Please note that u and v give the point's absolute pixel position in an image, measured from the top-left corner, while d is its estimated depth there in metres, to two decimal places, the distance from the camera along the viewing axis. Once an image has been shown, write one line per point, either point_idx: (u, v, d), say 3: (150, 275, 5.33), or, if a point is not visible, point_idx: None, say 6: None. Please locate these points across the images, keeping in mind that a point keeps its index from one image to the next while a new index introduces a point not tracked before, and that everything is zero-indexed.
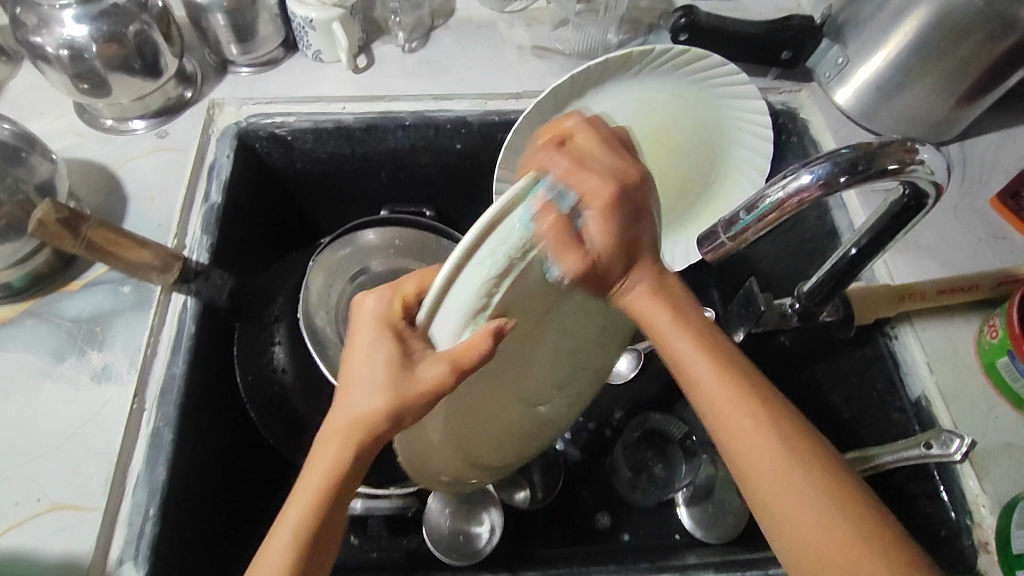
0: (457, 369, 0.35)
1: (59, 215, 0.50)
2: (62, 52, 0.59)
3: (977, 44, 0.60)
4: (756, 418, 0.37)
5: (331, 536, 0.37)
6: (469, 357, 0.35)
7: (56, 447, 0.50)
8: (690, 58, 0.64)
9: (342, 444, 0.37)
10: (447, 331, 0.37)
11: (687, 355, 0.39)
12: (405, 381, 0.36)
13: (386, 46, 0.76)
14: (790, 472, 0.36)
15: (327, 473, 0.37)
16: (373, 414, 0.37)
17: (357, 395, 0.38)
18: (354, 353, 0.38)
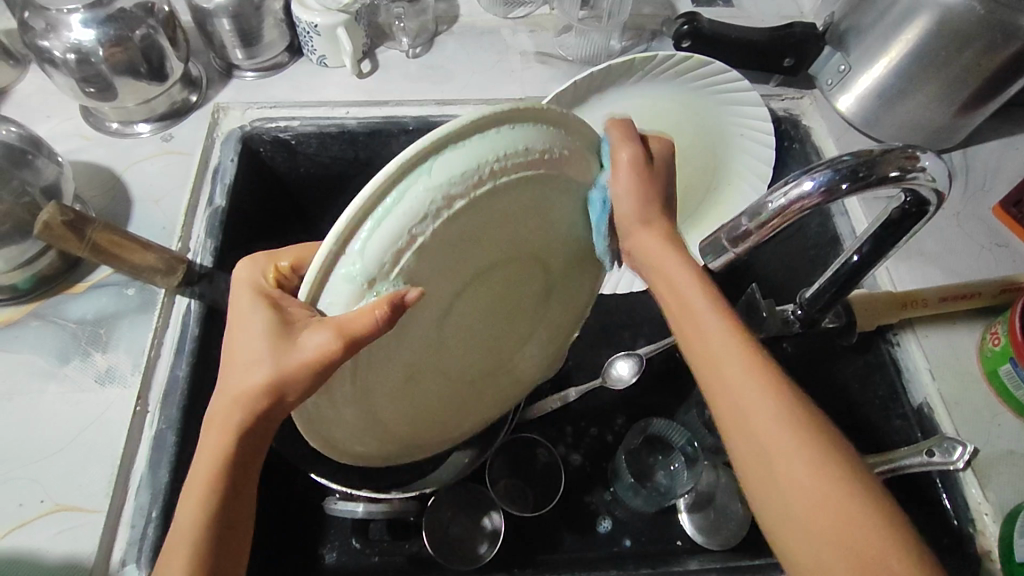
0: (343, 340, 0.33)
1: (65, 217, 0.50)
2: (69, 56, 0.60)
3: (978, 53, 0.60)
4: (770, 394, 0.38)
5: (232, 537, 0.37)
6: (358, 326, 0.33)
7: (60, 449, 0.50)
8: (693, 65, 0.63)
9: (225, 428, 0.37)
10: (338, 299, 0.35)
11: (703, 320, 0.41)
12: (288, 352, 0.35)
13: (390, 51, 0.76)
14: (794, 446, 0.37)
15: (227, 435, 0.37)
16: (258, 387, 0.36)
17: (234, 370, 0.37)
18: (238, 323, 0.38)
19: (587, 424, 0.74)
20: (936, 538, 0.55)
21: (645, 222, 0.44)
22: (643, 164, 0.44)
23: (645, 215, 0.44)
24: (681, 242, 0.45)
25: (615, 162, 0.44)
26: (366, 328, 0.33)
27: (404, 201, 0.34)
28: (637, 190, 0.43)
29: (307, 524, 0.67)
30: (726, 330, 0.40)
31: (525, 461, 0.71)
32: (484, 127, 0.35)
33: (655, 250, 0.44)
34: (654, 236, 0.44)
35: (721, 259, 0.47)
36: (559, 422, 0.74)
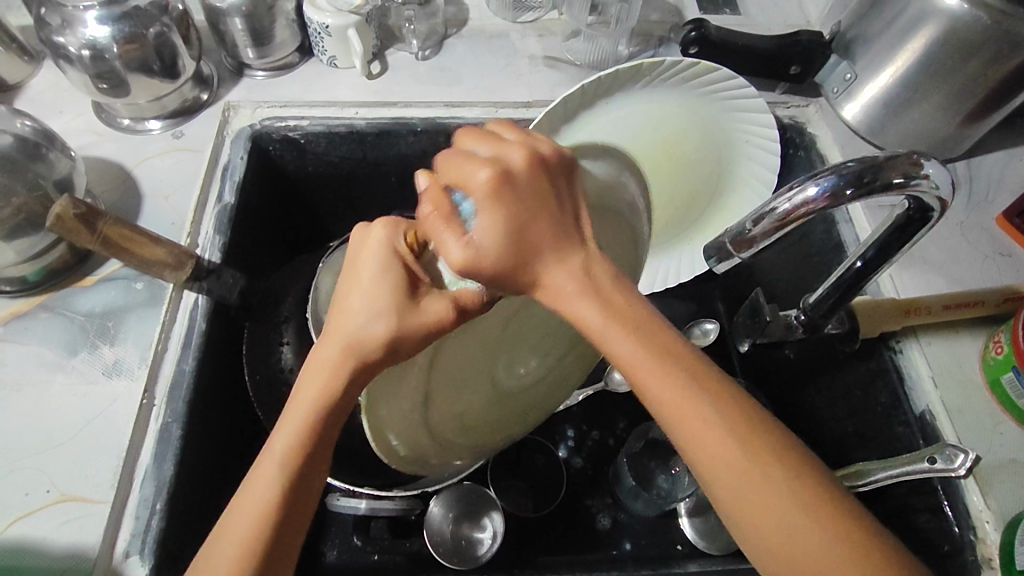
0: (457, 310, 0.37)
1: (77, 210, 0.50)
2: (83, 52, 0.60)
3: (983, 64, 0.60)
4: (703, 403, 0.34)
5: (310, 487, 0.37)
6: (473, 302, 0.37)
7: (66, 440, 0.51)
8: (700, 71, 0.64)
9: (334, 370, 0.36)
10: (449, 267, 0.38)
11: (618, 346, 0.34)
12: (409, 315, 0.36)
13: (400, 53, 0.77)
14: (766, 468, 0.34)
15: (322, 390, 0.36)
16: (373, 344, 0.37)
17: (352, 319, 0.37)
18: (362, 275, 0.37)
19: (589, 427, 0.75)
20: (936, 545, 0.55)
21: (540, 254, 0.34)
22: (537, 178, 0.35)
23: (530, 240, 0.34)
24: (591, 255, 0.36)
25: (429, 195, 0.35)
26: (477, 301, 0.37)
27: None
28: (500, 225, 0.34)
29: (308, 521, 0.67)
30: (664, 367, 0.34)
31: (527, 460, 0.71)
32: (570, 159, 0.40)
33: (567, 286, 0.35)
34: (555, 266, 0.35)
35: (727, 264, 0.47)
36: (561, 425, 0.74)
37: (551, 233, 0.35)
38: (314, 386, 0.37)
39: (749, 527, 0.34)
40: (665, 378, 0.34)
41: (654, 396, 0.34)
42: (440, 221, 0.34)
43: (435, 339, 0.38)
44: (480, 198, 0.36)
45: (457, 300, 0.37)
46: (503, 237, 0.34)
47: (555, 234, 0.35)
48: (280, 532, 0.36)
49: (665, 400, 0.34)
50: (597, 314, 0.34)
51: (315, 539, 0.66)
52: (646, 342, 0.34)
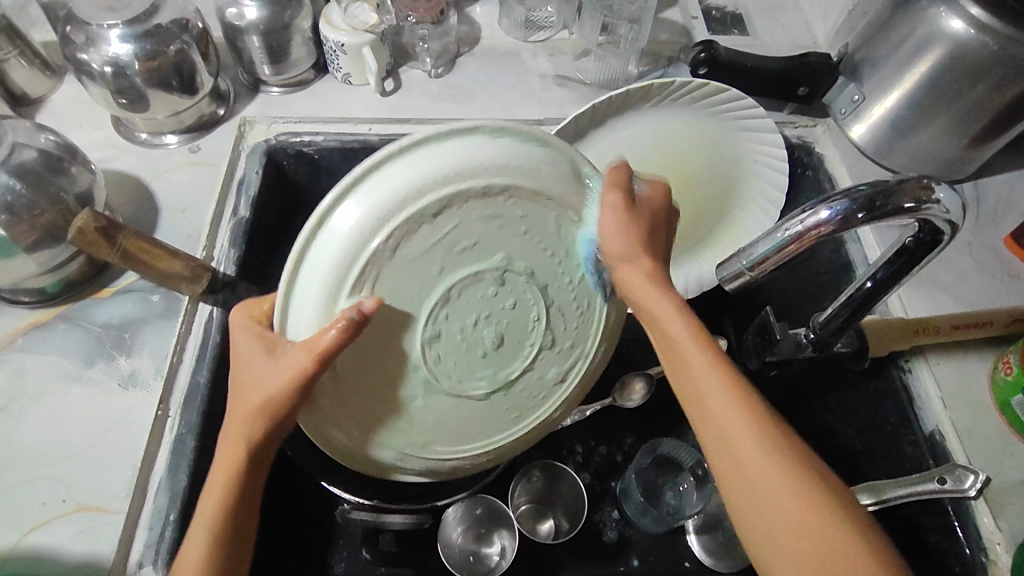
0: (314, 356, 0.38)
1: (97, 224, 0.52)
2: (106, 69, 0.62)
3: (990, 88, 0.61)
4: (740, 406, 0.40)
5: (240, 543, 0.41)
6: (323, 343, 0.38)
7: (82, 450, 0.51)
8: (710, 92, 0.65)
9: (231, 444, 0.41)
10: (302, 328, 0.40)
11: (682, 343, 0.43)
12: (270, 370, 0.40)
13: (413, 71, 0.78)
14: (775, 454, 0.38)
15: (229, 468, 0.41)
16: (255, 403, 0.40)
17: (238, 398, 0.41)
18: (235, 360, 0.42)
19: (597, 442, 0.75)
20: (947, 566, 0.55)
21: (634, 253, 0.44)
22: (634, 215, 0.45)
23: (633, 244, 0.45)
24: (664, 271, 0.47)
25: (602, 204, 0.44)
26: (329, 343, 0.38)
27: (349, 227, 0.39)
28: (625, 234, 0.44)
29: (316, 533, 0.67)
30: (711, 358, 0.42)
31: (552, 485, 0.70)
32: (438, 137, 0.39)
33: (634, 279, 0.45)
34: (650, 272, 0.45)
35: (738, 282, 0.48)
36: (569, 440, 0.75)
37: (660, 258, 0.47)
38: (232, 439, 0.41)
39: (743, 501, 0.38)
40: (715, 376, 0.41)
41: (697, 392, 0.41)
42: (609, 207, 0.44)
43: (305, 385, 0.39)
44: (337, 202, 0.39)
45: (313, 343, 0.38)
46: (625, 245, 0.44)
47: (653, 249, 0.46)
48: (223, 548, 0.40)
49: (700, 388, 0.41)
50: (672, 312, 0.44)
51: (323, 551, 0.66)
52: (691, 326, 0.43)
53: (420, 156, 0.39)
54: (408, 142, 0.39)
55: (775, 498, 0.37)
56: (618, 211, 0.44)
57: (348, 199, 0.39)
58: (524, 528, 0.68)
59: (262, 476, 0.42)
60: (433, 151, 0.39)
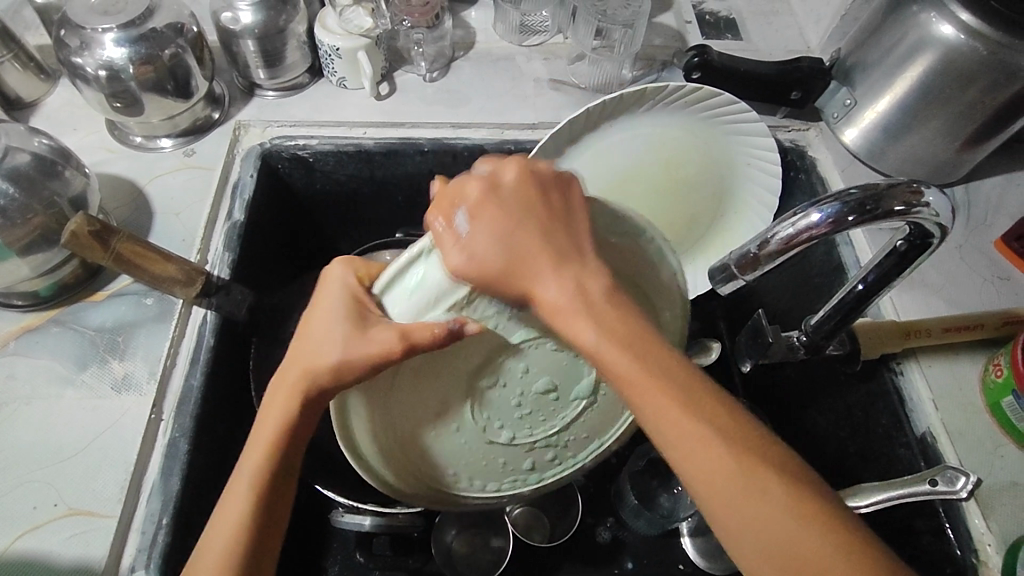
0: (405, 342, 0.40)
1: (92, 227, 0.52)
2: (100, 72, 0.62)
3: (981, 92, 0.62)
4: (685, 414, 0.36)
5: (280, 506, 0.42)
6: (419, 334, 0.40)
7: (75, 454, 0.51)
8: (704, 95, 0.65)
9: (283, 403, 0.42)
10: (402, 311, 0.42)
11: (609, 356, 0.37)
12: (358, 341, 0.41)
13: (408, 75, 0.78)
14: (760, 486, 0.34)
15: (277, 428, 0.42)
16: (328, 365, 0.41)
17: (306, 347, 0.43)
18: (317, 312, 0.43)
19: None
20: (938, 567, 0.55)
21: (529, 276, 0.39)
22: (496, 216, 0.40)
23: (521, 261, 0.39)
24: (586, 273, 0.39)
25: (441, 249, 0.40)
26: (424, 337, 0.40)
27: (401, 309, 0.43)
28: (486, 243, 0.39)
29: (310, 536, 0.67)
30: (647, 374, 0.36)
31: (547, 487, 0.70)
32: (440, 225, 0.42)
33: (553, 297, 0.39)
34: (552, 282, 0.39)
35: (729, 285, 0.48)
36: None
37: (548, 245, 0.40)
38: (286, 393, 0.43)
39: (714, 505, 0.35)
40: (653, 386, 0.36)
41: (640, 403, 0.37)
42: (444, 242, 0.40)
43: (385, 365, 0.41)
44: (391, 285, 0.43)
45: (412, 332, 0.40)
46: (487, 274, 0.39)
47: (547, 245, 0.40)
48: (262, 509, 0.41)
49: (663, 431, 0.36)
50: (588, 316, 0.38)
51: (317, 555, 0.66)
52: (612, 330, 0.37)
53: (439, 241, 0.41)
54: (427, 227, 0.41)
55: (766, 532, 0.34)
56: (453, 258, 0.39)
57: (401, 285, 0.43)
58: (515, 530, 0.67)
59: (303, 442, 0.44)
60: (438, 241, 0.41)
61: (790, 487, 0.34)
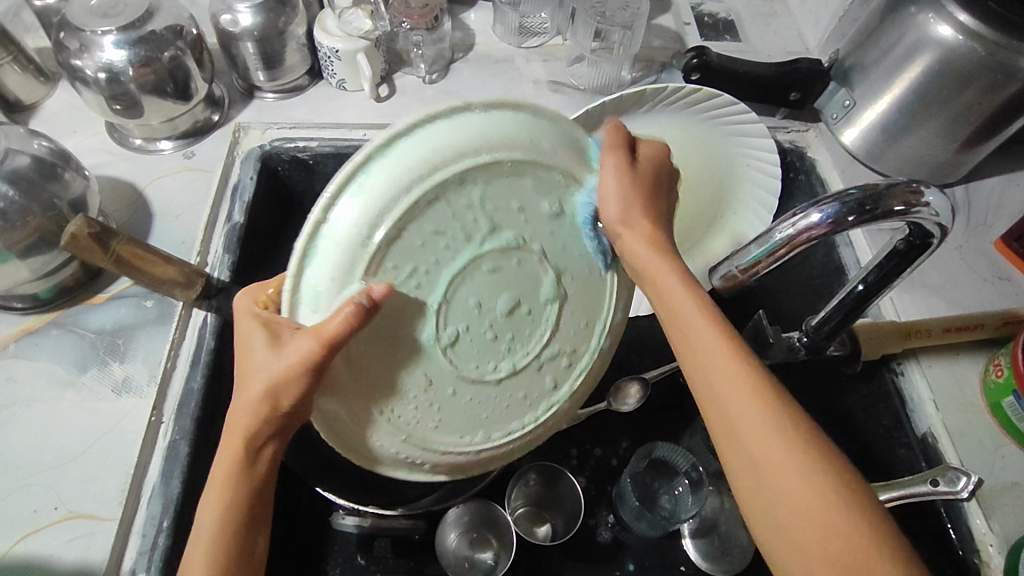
0: (321, 344, 0.36)
1: (91, 229, 0.51)
2: (100, 75, 0.62)
3: (979, 93, 0.62)
4: (763, 401, 0.38)
5: (253, 536, 0.41)
6: (333, 327, 0.35)
7: (75, 457, 0.51)
8: (702, 97, 0.65)
9: (232, 443, 0.40)
10: (311, 315, 0.38)
11: (699, 334, 0.41)
12: (275, 360, 0.37)
13: (407, 77, 0.78)
14: (778, 429, 0.37)
15: (231, 463, 0.40)
16: (259, 394, 0.38)
17: (241, 384, 0.40)
18: (239, 348, 0.40)
19: (591, 445, 0.75)
20: (940, 568, 0.55)
21: (628, 226, 0.43)
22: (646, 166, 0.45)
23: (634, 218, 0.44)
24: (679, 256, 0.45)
25: (602, 165, 0.43)
26: (340, 326, 0.35)
27: (332, 264, 0.37)
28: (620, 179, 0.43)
29: (310, 539, 0.67)
30: (735, 359, 0.39)
31: (548, 488, 0.70)
32: (364, 164, 0.36)
33: (644, 258, 0.43)
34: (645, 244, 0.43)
35: (731, 284, 0.49)
36: (565, 444, 0.74)
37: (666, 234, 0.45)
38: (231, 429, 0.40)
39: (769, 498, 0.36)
40: (734, 369, 0.39)
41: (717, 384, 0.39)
42: (611, 163, 0.43)
43: (317, 374, 0.37)
44: (310, 249, 0.37)
45: (323, 330, 0.36)
46: (624, 212, 0.43)
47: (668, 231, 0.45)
48: (231, 545, 0.39)
49: (701, 370, 0.40)
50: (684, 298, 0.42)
51: (317, 558, 0.66)
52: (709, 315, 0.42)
53: (349, 193, 0.36)
54: (341, 177, 0.36)
55: (819, 532, 0.35)
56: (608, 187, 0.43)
57: (318, 255, 0.37)
58: (520, 531, 0.68)
59: (266, 473, 0.41)
60: (356, 189, 0.36)
61: (851, 495, 0.35)
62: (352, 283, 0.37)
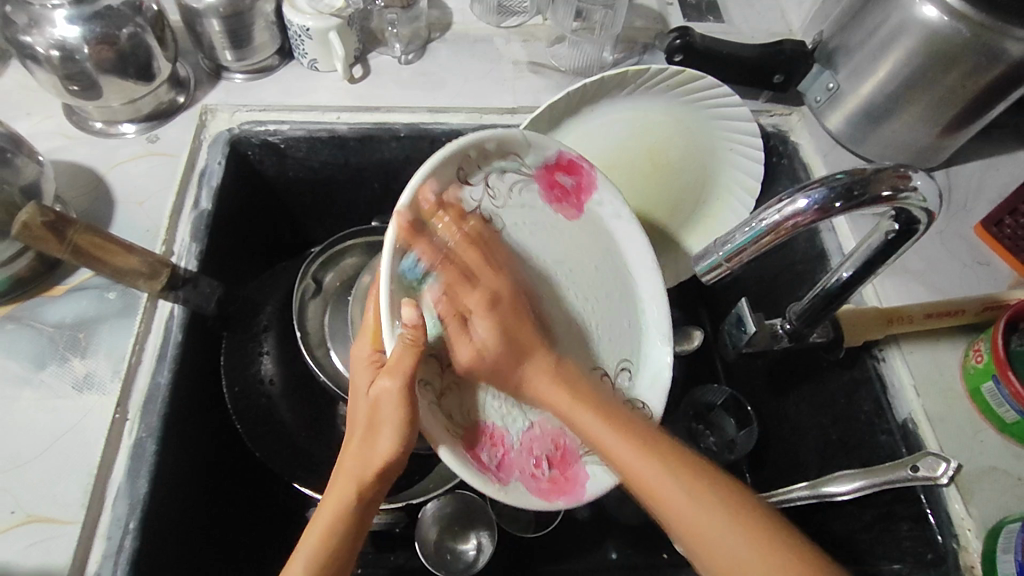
0: (403, 379, 0.43)
1: (45, 218, 0.49)
2: (52, 53, 0.58)
3: (963, 75, 0.61)
4: (697, 496, 0.43)
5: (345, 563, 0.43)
6: (397, 364, 0.43)
7: (34, 457, 0.49)
8: (684, 79, 0.67)
9: (342, 485, 0.44)
10: (389, 340, 0.43)
11: (598, 430, 0.48)
12: (376, 407, 0.44)
13: (382, 57, 0.76)
14: (647, 459, 0.45)
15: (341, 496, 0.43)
16: (382, 451, 0.44)
17: (374, 430, 0.44)
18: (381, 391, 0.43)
19: None
20: (919, 553, 0.56)
21: (520, 379, 0.50)
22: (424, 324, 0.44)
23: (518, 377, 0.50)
24: (573, 380, 0.51)
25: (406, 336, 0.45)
26: (404, 364, 0.42)
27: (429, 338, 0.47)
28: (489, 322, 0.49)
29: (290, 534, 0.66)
30: (639, 449, 0.46)
31: None
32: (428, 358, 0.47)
33: (545, 390, 0.50)
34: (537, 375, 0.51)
35: (713, 275, 0.47)
36: None
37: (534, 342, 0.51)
38: (354, 458, 0.44)
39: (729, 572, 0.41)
40: (649, 462, 0.45)
41: (648, 485, 0.44)
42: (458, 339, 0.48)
43: (381, 417, 0.43)
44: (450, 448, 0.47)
45: (400, 362, 0.43)
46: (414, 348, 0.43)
47: (548, 372, 0.51)
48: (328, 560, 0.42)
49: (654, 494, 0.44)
50: (608, 431, 0.48)
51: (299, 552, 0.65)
52: (623, 433, 0.47)
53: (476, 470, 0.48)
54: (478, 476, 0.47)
55: None
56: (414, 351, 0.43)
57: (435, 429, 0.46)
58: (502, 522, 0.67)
59: (372, 506, 0.45)
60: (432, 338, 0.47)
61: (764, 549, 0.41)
62: (395, 330, 0.43)
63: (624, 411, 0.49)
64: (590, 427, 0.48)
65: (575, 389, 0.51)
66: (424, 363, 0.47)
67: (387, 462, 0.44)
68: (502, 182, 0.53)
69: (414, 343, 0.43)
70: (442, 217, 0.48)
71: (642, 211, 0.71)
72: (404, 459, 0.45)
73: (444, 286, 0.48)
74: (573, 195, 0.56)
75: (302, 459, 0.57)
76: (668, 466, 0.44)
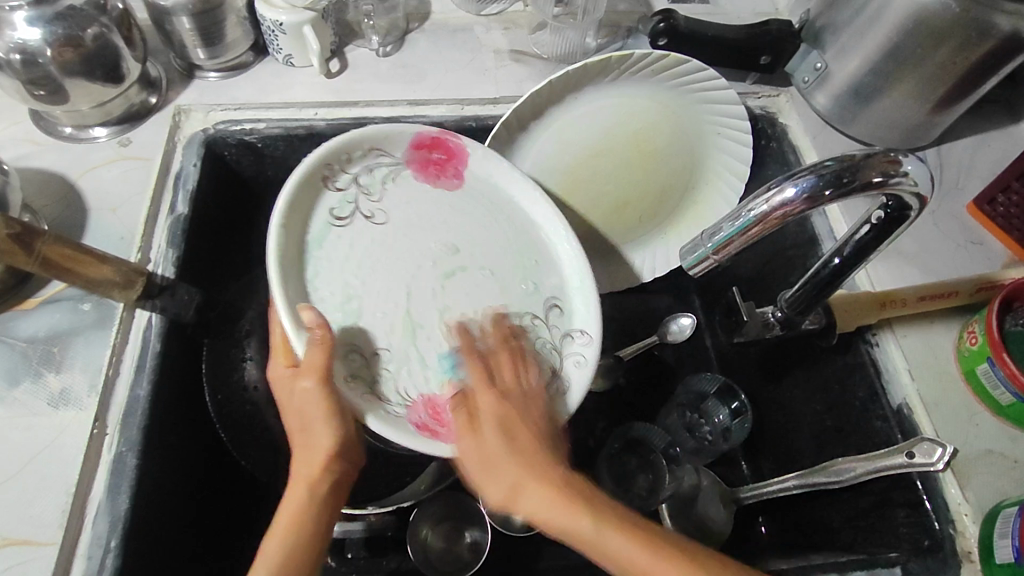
0: (320, 371, 0.46)
1: (10, 230, 0.46)
2: (13, 57, 0.56)
3: (953, 52, 0.59)
4: (581, 518, 0.42)
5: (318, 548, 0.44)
6: (315, 359, 0.46)
7: (10, 478, 0.48)
8: (669, 64, 0.65)
9: (296, 481, 0.45)
10: (296, 342, 0.47)
11: (506, 475, 0.45)
12: (307, 401, 0.46)
13: (360, 50, 0.74)
14: (567, 508, 0.42)
15: (303, 489, 0.45)
16: (319, 441, 0.45)
17: (310, 426, 0.46)
18: (297, 389, 0.46)
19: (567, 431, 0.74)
20: (915, 540, 0.55)
21: (474, 426, 0.48)
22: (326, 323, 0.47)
23: (486, 448, 0.47)
24: (513, 425, 0.48)
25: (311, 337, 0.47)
26: (318, 355, 0.46)
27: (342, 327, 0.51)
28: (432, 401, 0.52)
29: None
30: (542, 482, 0.44)
31: None
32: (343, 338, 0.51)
33: (495, 429, 0.48)
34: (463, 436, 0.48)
35: (701, 267, 0.46)
36: None
37: (495, 399, 0.50)
38: (300, 449, 0.46)
39: None
40: (550, 499, 0.43)
41: (549, 517, 0.43)
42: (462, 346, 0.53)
43: (313, 411, 0.46)
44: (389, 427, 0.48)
45: (313, 363, 0.46)
46: (326, 343, 0.46)
47: (497, 408, 0.49)
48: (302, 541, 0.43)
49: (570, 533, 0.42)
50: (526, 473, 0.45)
51: None
52: (545, 474, 0.44)
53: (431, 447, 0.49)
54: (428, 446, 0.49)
55: None
56: (322, 342, 0.46)
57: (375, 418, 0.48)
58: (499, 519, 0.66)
59: (338, 490, 0.46)
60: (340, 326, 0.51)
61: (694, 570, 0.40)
62: (298, 335, 0.47)
63: (530, 419, 0.49)
64: (519, 487, 0.44)
65: (513, 433, 0.47)
66: (344, 359, 0.50)
67: (331, 452, 0.46)
68: (373, 176, 0.58)
69: (321, 337, 0.46)
70: (314, 219, 0.55)
71: (630, 200, 0.70)
72: (348, 448, 0.47)
73: (338, 276, 0.53)
74: (447, 165, 0.59)
75: (290, 466, 0.57)
76: (583, 511, 0.42)
